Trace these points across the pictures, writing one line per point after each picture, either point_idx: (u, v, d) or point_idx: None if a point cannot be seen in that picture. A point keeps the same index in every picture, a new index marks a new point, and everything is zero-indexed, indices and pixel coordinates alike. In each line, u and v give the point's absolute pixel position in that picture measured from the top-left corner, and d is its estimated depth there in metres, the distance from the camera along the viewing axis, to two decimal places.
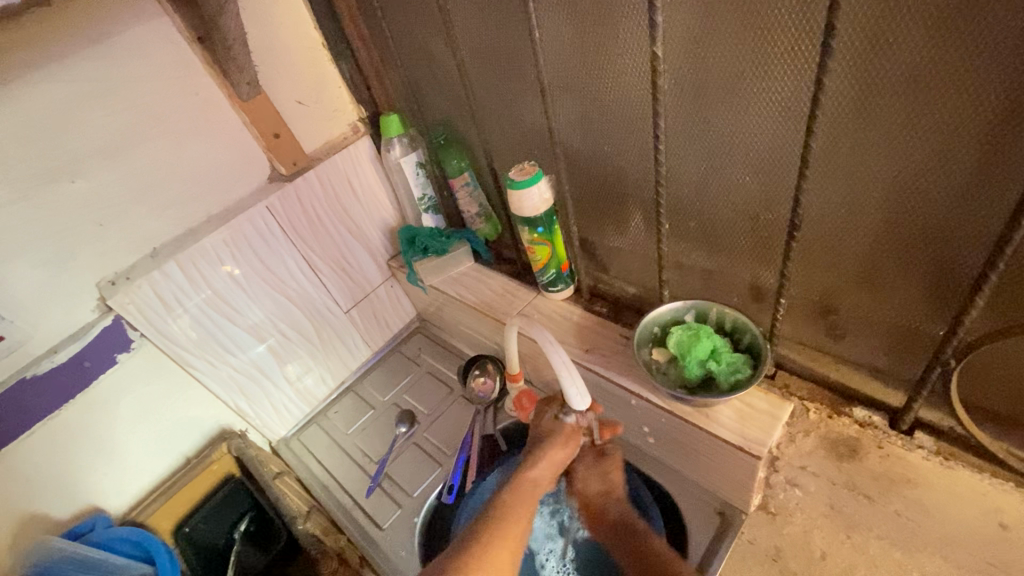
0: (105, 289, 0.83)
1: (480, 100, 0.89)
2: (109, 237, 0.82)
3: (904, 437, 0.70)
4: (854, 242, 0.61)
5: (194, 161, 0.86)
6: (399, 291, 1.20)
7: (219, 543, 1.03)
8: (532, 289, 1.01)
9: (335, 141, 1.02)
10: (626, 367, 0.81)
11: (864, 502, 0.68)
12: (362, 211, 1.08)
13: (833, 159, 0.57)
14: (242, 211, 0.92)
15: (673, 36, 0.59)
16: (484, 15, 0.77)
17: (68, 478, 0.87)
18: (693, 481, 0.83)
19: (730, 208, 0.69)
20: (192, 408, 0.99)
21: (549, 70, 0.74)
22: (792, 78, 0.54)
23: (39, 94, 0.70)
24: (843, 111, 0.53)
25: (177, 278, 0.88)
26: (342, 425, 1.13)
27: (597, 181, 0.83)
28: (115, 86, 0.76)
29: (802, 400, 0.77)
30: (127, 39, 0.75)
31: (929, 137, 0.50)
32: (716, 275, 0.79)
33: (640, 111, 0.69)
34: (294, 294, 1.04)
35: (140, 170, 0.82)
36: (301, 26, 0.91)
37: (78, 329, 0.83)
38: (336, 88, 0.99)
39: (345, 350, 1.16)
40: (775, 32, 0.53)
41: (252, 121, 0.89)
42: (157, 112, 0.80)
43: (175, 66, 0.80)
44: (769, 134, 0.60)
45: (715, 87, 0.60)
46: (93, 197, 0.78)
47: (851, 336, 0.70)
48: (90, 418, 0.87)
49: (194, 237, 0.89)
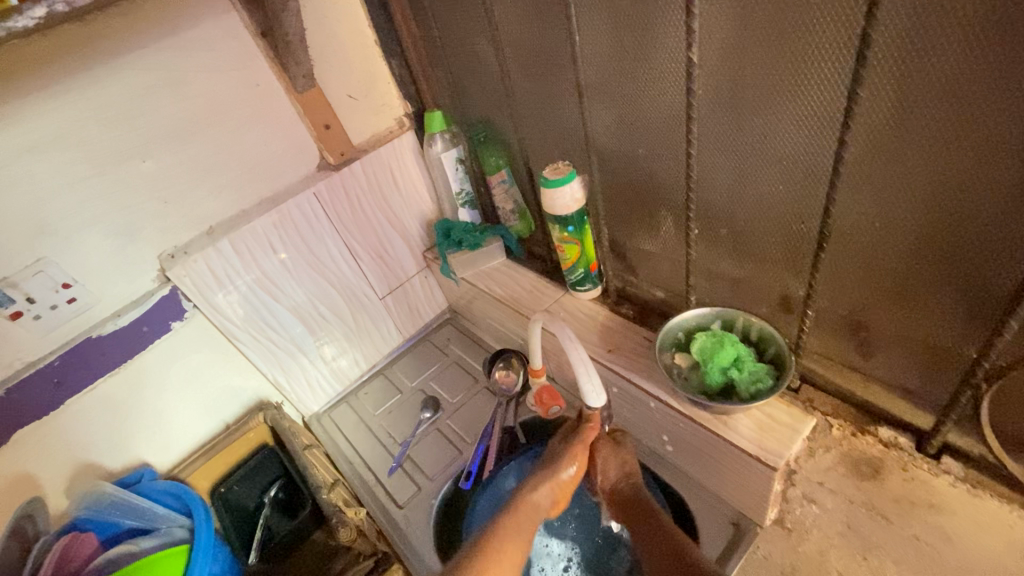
0: (164, 261, 0.90)
1: (520, 100, 0.91)
2: (171, 214, 0.89)
3: (931, 462, 0.68)
4: (886, 257, 0.60)
5: (250, 147, 0.93)
6: (432, 283, 1.24)
7: (250, 504, 1.08)
8: (560, 287, 1.02)
9: (381, 134, 1.06)
10: (646, 369, 0.82)
11: (881, 523, 0.67)
12: (402, 202, 1.12)
13: (868, 170, 0.56)
14: (291, 197, 0.98)
15: (709, 43, 0.60)
16: (527, 17, 0.79)
17: (121, 431, 0.96)
18: (709, 490, 0.82)
19: (761, 216, 0.69)
20: (234, 378, 1.06)
21: (587, 73, 0.76)
22: (828, 88, 0.54)
23: (120, 80, 0.78)
24: (877, 125, 0.53)
25: (229, 256, 0.94)
26: (371, 406, 1.18)
27: (629, 183, 0.84)
28: (184, 75, 0.82)
29: (825, 415, 0.75)
30: (198, 33, 0.81)
31: (966, 153, 0.49)
32: (745, 283, 0.78)
33: (675, 115, 0.70)
34: (334, 278, 1.09)
35: (202, 154, 0.88)
36: (355, 24, 0.96)
37: (140, 296, 0.90)
38: (385, 83, 1.04)
39: (377, 334, 1.21)
40: (812, 39, 0.53)
41: (306, 112, 0.95)
42: (221, 100, 0.87)
43: (238, 58, 0.86)
44: (803, 143, 0.59)
45: (750, 95, 0.60)
46: (160, 176, 0.86)
47: (882, 354, 0.68)
48: (141, 379, 0.95)
49: (247, 219, 0.95)
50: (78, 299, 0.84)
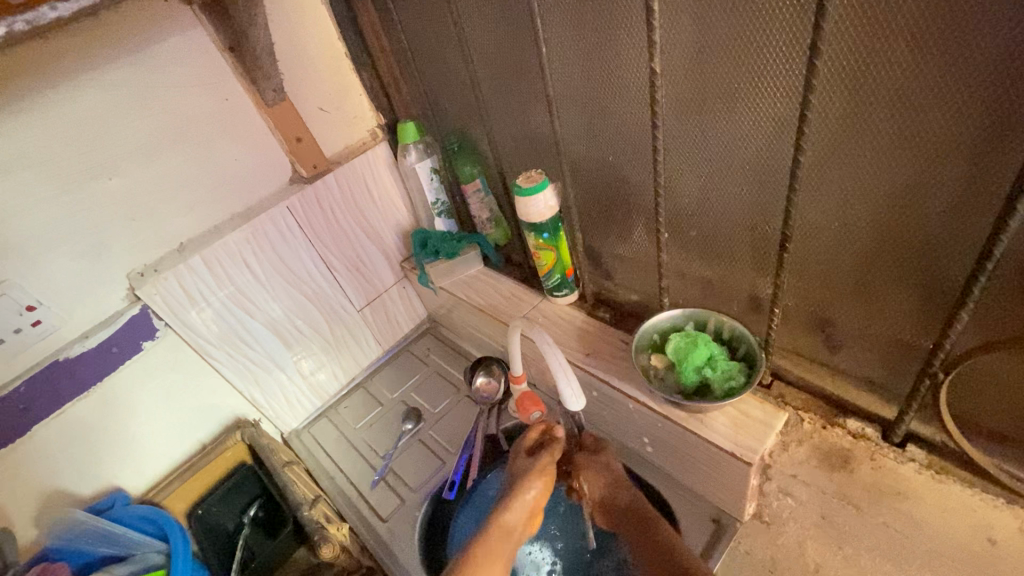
0: (134, 279, 0.88)
1: (491, 109, 0.92)
2: (140, 231, 0.87)
3: (896, 450, 0.71)
4: (845, 255, 0.62)
5: (221, 162, 0.92)
6: (410, 293, 1.24)
7: (228, 525, 1.07)
8: (538, 293, 1.03)
9: (354, 146, 1.06)
10: (624, 371, 0.83)
11: (853, 513, 0.69)
12: (377, 213, 1.12)
13: (824, 171, 0.58)
14: (264, 211, 0.97)
15: (671, 51, 0.61)
16: (496, 28, 0.80)
17: (92, 456, 0.93)
18: (689, 488, 0.84)
19: (728, 218, 0.71)
20: (210, 397, 1.04)
21: (556, 82, 0.77)
22: (783, 94, 0.56)
23: (85, 97, 0.76)
24: (830, 128, 0.55)
25: (201, 272, 0.93)
26: (352, 419, 1.17)
27: (601, 190, 0.85)
28: (152, 91, 0.81)
29: (796, 409, 0.77)
30: (166, 47, 0.81)
31: (912, 154, 0.52)
32: (715, 284, 0.80)
33: (642, 123, 0.72)
34: (310, 291, 1.08)
35: (172, 170, 0.87)
36: (326, 37, 0.96)
37: (108, 316, 0.88)
38: (357, 95, 1.04)
39: (356, 346, 1.20)
40: (766, 48, 0.55)
41: (276, 125, 0.94)
42: (190, 115, 0.86)
43: (207, 73, 0.85)
44: (763, 147, 0.61)
45: (712, 102, 0.62)
46: (128, 193, 0.84)
47: (847, 348, 0.71)
48: (113, 402, 0.92)
49: (219, 234, 0.94)
50: (43, 321, 0.82)
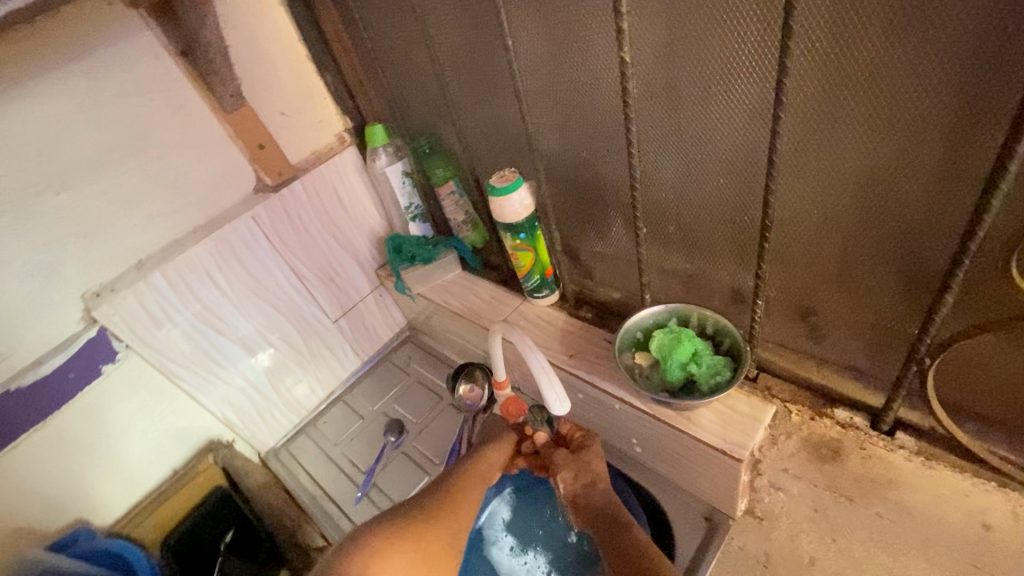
0: (89, 300, 0.84)
1: (461, 108, 0.89)
2: (94, 249, 0.82)
3: (885, 438, 0.69)
4: (827, 242, 0.61)
5: (178, 173, 0.87)
6: (387, 301, 1.20)
7: (204, 555, 1.04)
8: (518, 295, 1.01)
9: (321, 151, 1.03)
10: (609, 372, 0.81)
11: (845, 504, 0.68)
12: (349, 220, 1.08)
13: (802, 159, 0.57)
14: (228, 222, 0.93)
15: (641, 39, 0.60)
16: (461, 24, 0.78)
17: (52, 489, 0.88)
18: (680, 487, 0.82)
19: (707, 210, 0.69)
20: (179, 419, 0.99)
21: (525, 77, 0.75)
22: (757, 79, 0.55)
23: (25, 109, 0.72)
24: (806, 114, 0.54)
25: (162, 290, 0.88)
26: (332, 435, 1.13)
27: (577, 187, 0.83)
28: (100, 101, 0.77)
29: (784, 402, 0.76)
30: (112, 53, 0.76)
31: (891, 137, 0.50)
32: (696, 278, 0.79)
33: (615, 116, 0.70)
34: (281, 304, 1.04)
35: (126, 183, 0.83)
36: (285, 38, 0.92)
37: (63, 340, 0.83)
38: (321, 99, 1.00)
39: (333, 359, 1.16)
40: (738, 33, 0.53)
41: (236, 133, 0.90)
42: (143, 125, 0.82)
43: (158, 80, 0.81)
44: (740, 135, 0.60)
45: (684, 91, 0.61)
46: (79, 210, 0.79)
47: (831, 337, 0.70)
48: (72, 432, 0.87)
49: (180, 248, 0.90)
50: None
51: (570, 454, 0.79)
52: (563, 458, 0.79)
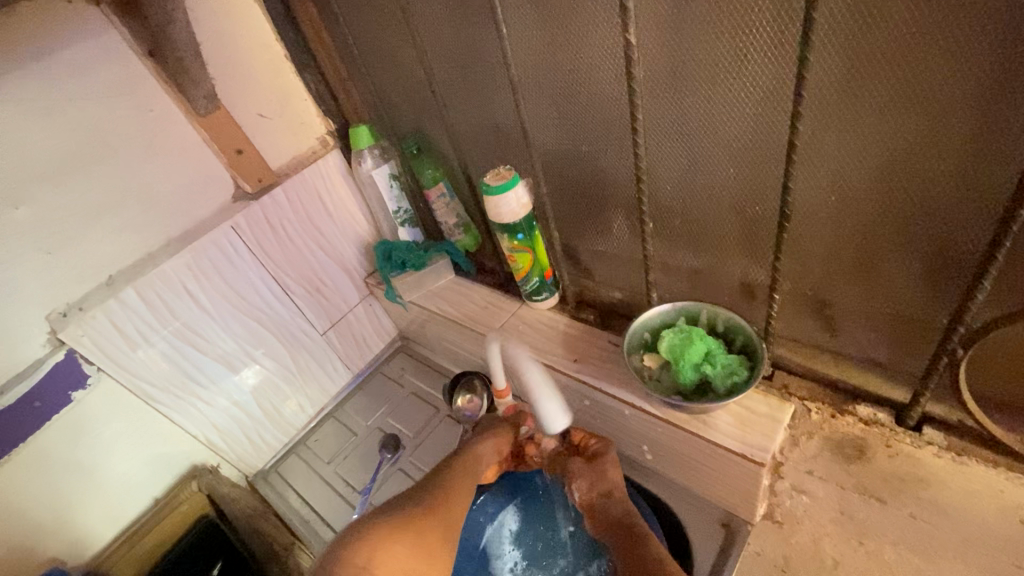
0: (55, 321, 0.77)
1: (450, 105, 0.85)
2: (59, 265, 0.76)
3: (912, 434, 0.67)
4: (849, 231, 0.58)
5: (151, 182, 0.82)
6: (378, 310, 1.15)
7: None
8: (516, 299, 0.97)
9: (303, 155, 0.98)
10: (617, 376, 0.77)
11: (876, 506, 0.65)
12: (335, 227, 1.03)
13: (822, 143, 0.54)
14: (206, 233, 0.87)
15: (646, 22, 0.56)
16: (449, 15, 0.74)
17: (20, 528, 0.81)
18: (695, 494, 0.79)
19: (715, 202, 0.66)
20: (159, 445, 0.93)
21: (520, 68, 0.71)
22: (772, 60, 0.52)
23: None
24: (827, 95, 0.51)
25: (136, 307, 0.82)
26: (324, 454, 1.08)
27: (577, 182, 0.79)
28: (61, 105, 0.71)
29: (802, 401, 0.73)
30: (73, 53, 0.70)
31: (921, 116, 0.48)
32: (705, 275, 0.75)
33: (617, 106, 0.66)
34: (266, 319, 0.98)
35: (94, 194, 0.77)
36: (261, 37, 0.87)
37: (28, 366, 0.77)
38: (302, 100, 0.95)
39: (323, 374, 1.11)
40: (751, 11, 0.50)
41: (212, 137, 0.85)
42: (110, 131, 0.76)
43: (125, 82, 0.75)
44: (753, 121, 0.57)
45: (692, 76, 0.57)
46: (41, 224, 0.73)
47: (849, 331, 0.67)
48: (40, 465, 0.81)
49: (154, 262, 0.84)
50: None
51: (584, 463, 0.76)
52: (577, 466, 0.76)
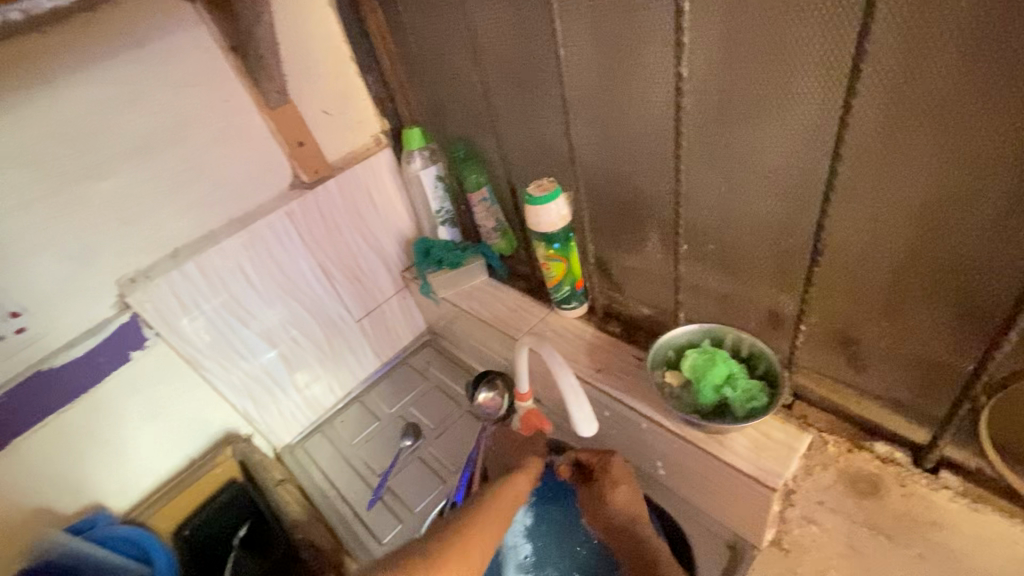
0: (124, 286, 0.84)
1: (501, 115, 0.89)
2: (130, 234, 0.83)
3: (928, 476, 0.68)
4: (880, 271, 0.60)
5: (219, 166, 0.88)
6: (410, 303, 1.20)
7: (218, 547, 1.05)
8: (545, 306, 1.00)
9: (356, 151, 1.03)
10: (638, 389, 0.80)
11: (884, 543, 0.65)
12: (379, 221, 1.08)
13: (860, 183, 0.56)
14: (263, 217, 0.93)
15: (699, 54, 0.59)
16: (510, 31, 0.77)
17: (69, 473, 0.88)
18: (704, 512, 0.81)
19: (750, 230, 0.68)
20: (199, 410, 1.00)
21: (572, 87, 0.74)
22: (817, 101, 0.54)
23: (79, 94, 0.73)
24: (869, 139, 0.53)
25: (195, 280, 0.89)
26: (348, 435, 1.13)
27: (616, 199, 0.82)
28: (149, 90, 0.78)
29: (821, 432, 0.74)
30: (164, 45, 0.77)
31: (959, 168, 0.49)
32: (732, 299, 0.77)
33: (663, 130, 0.69)
34: (307, 301, 1.04)
35: (168, 172, 0.84)
36: (331, 38, 0.93)
37: (96, 324, 0.84)
38: (361, 100, 1.01)
39: (353, 358, 1.16)
40: (800, 54, 0.53)
41: (278, 128, 0.91)
42: (189, 117, 0.83)
43: (207, 72, 0.82)
44: (793, 157, 0.59)
45: (738, 109, 0.60)
46: (121, 196, 0.80)
47: (872, 367, 0.68)
48: (96, 415, 0.88)
49: (214, 240, 0.90)
50: (27, 329, 0.79)
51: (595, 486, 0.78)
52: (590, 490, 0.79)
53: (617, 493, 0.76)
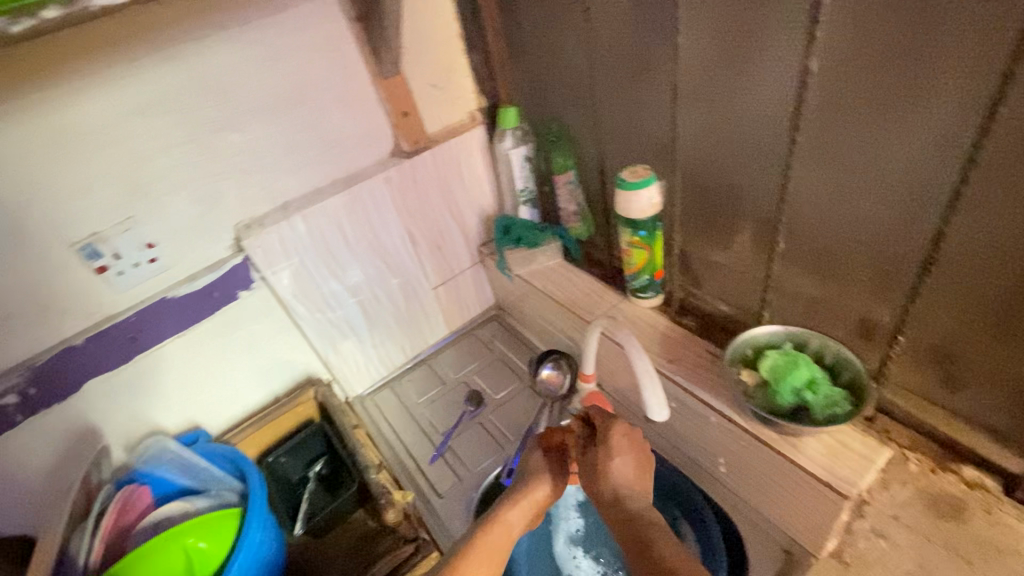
0: (242, 231, 0.93)
1: (602, 100, 0.91)
2: (251, 184, 0.91)
3: (1019, 507, 0.66)
4: (997, 289, 0.58)
5: (331, 128, 0.95)
6: (483, 277, 1.25)
7: (293, 477, 1.10)
8: (620, 293, 1.01)
9: (452, 126, 1.07)
10: (710, 383, 0.80)
11: (962, 567, 0.64)
12: (466, 195, 1.13)
13: (990, 197, 0.54)
14: (364, 180, 1.00)
15: (829, 51, 0.59)
16: (626, 17, 0.79)
17: (177, 393, 0.99)
18: (763, 514, 0.81)
19: (853, 235, 0.67)
20: (286, 352, 1.09)
21: (683, 76, 0.75)
22: (954, 109, 0.53)
23: (225, 52, 0.81)
24: (1007, 152, 0.52)
25: (300, 232, 0.96)
26: (415, 394, 1.19)
27: (710, 192, 0.82)
28: (282, 53, 0.85)
29: (902, 449, 0.73)
30: (300, 11, 0.84)
31: None
32: (821, 304, 0.76)
33: (774, 126, 0.68)
34: (393, 263, 1.10)
35: (289, 130, 0.91)
36: (444, 15, 0.97)
37: (215, 262, 0.93)
38: (463, 76, 1.05)
39: (426, 323, 1.22)
40: (942, 58, 0.52)
41: (387, 97, 0.97)
42: (312, 80, 0.89)
43: (332, 40, 0.88)
44: (915, 164, 0.58)
45: (861, 109, 0.59)
46: (247, 148, 0.88)
47: (971, 388, 0.66)
48: (205, 344, 0.98)
49: (320, 197, 0.97)
50: (158, 260, 0.88)
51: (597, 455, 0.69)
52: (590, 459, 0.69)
53: (610, 466, 0.66)
